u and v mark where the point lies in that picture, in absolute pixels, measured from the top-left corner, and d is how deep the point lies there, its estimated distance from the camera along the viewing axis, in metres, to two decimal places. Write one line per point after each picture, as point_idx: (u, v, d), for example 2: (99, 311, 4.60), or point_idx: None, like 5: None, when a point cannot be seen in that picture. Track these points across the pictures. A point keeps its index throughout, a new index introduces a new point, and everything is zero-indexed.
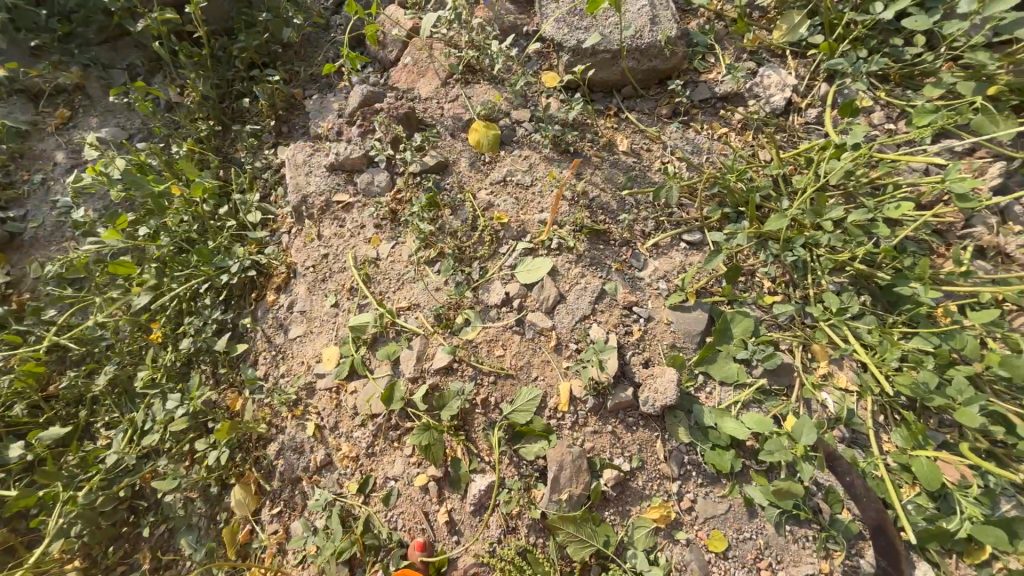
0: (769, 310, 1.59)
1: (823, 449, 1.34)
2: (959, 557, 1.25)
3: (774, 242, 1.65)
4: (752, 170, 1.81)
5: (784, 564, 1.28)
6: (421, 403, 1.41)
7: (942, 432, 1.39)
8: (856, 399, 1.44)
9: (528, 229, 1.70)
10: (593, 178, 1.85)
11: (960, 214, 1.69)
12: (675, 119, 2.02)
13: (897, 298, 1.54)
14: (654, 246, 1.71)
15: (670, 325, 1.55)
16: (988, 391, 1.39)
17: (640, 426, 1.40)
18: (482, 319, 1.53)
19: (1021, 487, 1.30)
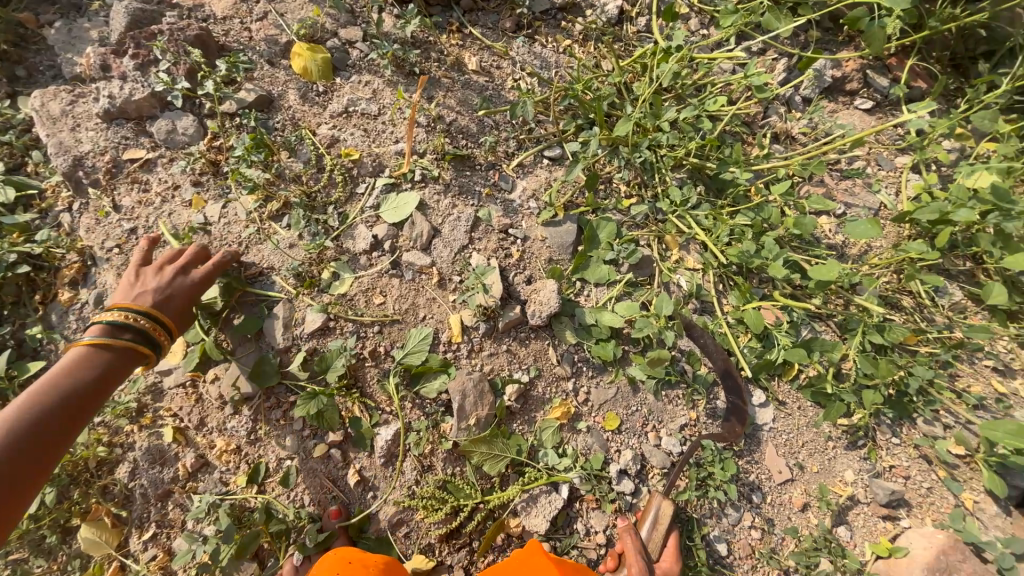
0: (627, 212, 1.73)
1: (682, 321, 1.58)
2: (780, 378, 1.60)
3: (625, 148, 1.76)
4: (597, 81, 1.86)
5: (665, 422, 1.50)
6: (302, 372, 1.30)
7: (763, 287, 1.70)
8: (702, 275, 1.69)
9: (385, 163, 1.54)
10: (447, 101, 1.73)
11: (759, 108, 1.99)
12: (519, 32, 1.94)
13: (723, 184, 1.78)
14: (519, 166, 1.69)
15: (545, 240, 1.59)
16: (789, 248, 1.73)
17: (532, 338, 1.46)
18: (352, 269, 1.41)
19: (813, 317, 1.69)
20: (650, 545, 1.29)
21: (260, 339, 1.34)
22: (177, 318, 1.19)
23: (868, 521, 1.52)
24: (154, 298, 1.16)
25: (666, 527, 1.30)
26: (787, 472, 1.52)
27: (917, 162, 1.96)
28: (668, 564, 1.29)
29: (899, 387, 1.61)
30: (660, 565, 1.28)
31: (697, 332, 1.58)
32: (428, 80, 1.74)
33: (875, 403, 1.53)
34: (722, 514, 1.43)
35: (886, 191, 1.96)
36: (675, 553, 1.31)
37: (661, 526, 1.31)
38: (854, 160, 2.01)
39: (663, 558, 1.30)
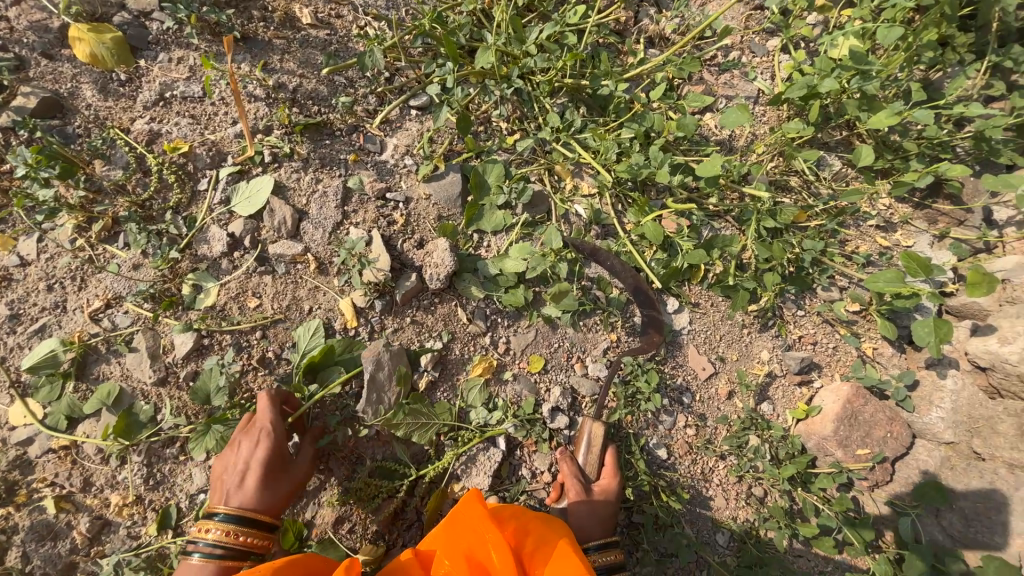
0: (513, 150, 1.64)
1: (587, 248, 1.55)
2: (690, 282, 1.63)
3: (495, 82, 1.64)
4: (452, 12, 1.70)
5: (589, 352, 1.51)
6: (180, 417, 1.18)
7: (660, 198, 1.70)
8: (599, 199, 1.66)
9: (224, 150, 1.35)
10: (285, 65, 1.52)
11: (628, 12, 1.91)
12: None
13: (604, 100, 1.72)
14: (385, 123, 1.54)
15: (430, 199, 1.48)
16: (679, 153, 1.72)
17: (437, 303, 1.40)
18: (214, 276, 1.25)
19: (711, 216, 1.72)
20: (586, 465, 1.32)
21: (127, 381, 1.20)
22: (273, 505, 1.12)
23: (787, 391, 1.64)
24: (245, 486, 1.09)
25: (599, 445, 1.33)
26: (710, 367, 1.59)
27: (786, 41, 1.97)
28: (608, 480, 1.32)
29: (796, 263, 1.70)
30: (600, 483, 1.31)
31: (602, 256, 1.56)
32: (255, 43, 1.50)
33: (776, 283, 1.60)
34: (657, 422, 1.49)
35: (762, 77, 1.98)
36: (614, 470, 1.34)
37: (594, 445, 1.34)
38: (729, 52, 2.00)
39: (602, 475, 1.33)
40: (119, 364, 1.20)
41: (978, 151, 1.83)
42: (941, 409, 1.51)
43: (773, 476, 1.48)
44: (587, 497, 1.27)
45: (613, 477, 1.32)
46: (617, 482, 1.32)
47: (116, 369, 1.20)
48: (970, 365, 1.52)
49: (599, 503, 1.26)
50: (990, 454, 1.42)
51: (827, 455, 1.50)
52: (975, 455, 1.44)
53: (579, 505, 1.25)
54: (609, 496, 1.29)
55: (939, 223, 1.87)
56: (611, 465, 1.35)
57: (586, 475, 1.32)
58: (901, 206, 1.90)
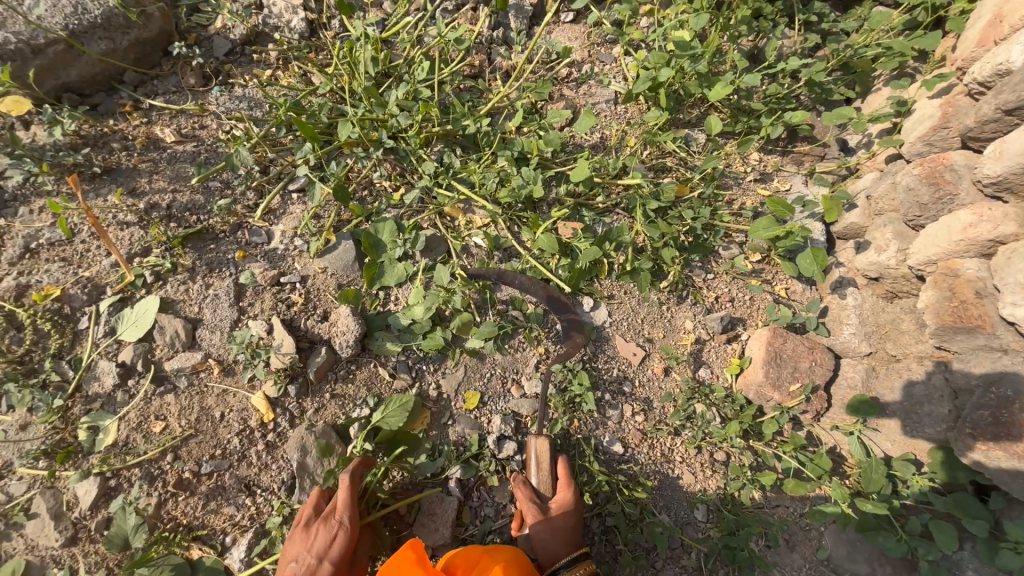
0: (400, 204, 1.70)
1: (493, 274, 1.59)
2: (599, 278, 1.71)
3: (367, 147, 1.73)
4: (314, 97, 1.80)
5: (521, 372, 1.52)
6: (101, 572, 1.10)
7: (550, 209, 1.79)
8: (494, 227, 1.74)
9: (102, 283, 1.34)
10: (156, 184, 1.55)
11: (480, 57, 2.11)
12: (212, 83, 1.80)
13: (475, 138, 1.84)
14: (268, 213, 1.58)
15: (326, 271, 1.51)
16: (556, 165, 1.83)
17: (355, 370, 1.38)
18: (111, 412, 1.20)
19: (601, 212, 1.83)
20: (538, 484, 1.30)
21: (34, 553, 1.10)
22: None
23: (719, 351, 1.70)
24: None
25: (547, 460, 1.33)
26: (640, 351, 1.63)
27: (626, 46, 2.20)
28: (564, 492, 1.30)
29: (691, 233, 1.81)
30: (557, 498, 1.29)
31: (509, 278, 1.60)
32: (120, 171, 1.54)
33: (675, 256, 1.70)
34: (605, 419, 1.51)
35: (616, 82, 2.19)
36: (569, 480, 1.32)
37: (542, 461, 1.33)
38: (582, 66, 2.23)
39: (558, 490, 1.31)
40: (20, 535, 1.11)
41: (815, 94, 2.04)
42: (852, 325, 1.59)
43: (726, 437, 1.51)
44: (546, 517, 1.24)
45: (570, 488, 1.31)
46: (573, 491, 1.30)
47: (19, 542, 1.11)
48: (865, 279, 1.63)
49: (558, 519, 1.24)
50: (903, 353, 1.48)
51: (768, 401, 1.55)
52: (893, 358, 1.51)
53: (538, 527, 1.23)
54: (568, 508, 1.26)
55: (805, 163, 2.05)
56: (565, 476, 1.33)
57: (542, 494, 1.30)
58: (769, 157, 2.08)
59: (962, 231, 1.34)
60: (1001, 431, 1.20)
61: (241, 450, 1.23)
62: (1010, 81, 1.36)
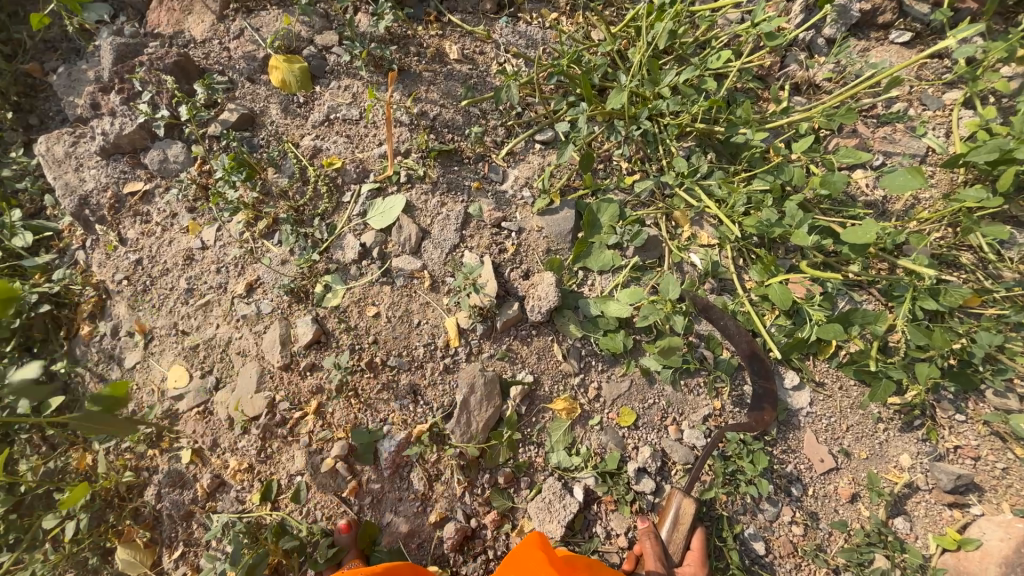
0: (630, 190, 1.61)
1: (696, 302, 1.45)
2: (816, 357, 1.44)
3: (621, 121, 1.63)
4: (588, 53, 1.74)
5: (686, 414, 1.39)
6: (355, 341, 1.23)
7: (788, 258, 1.54)
8: (718, 251, 1.55)
9: (369, 168, 1.50)
10: (430, 96, 1.65)
11: (775, 57, 1.81)
12: (501, 12, 1.84)
13: (737, 149, 1.62)
14: (510, 155, 1.61)
15: (541, 231, 1.50)
16: (818, 211, 1.55)
17: (535, 335, 1.39)
18: (343, 280, 1.38)
19: (849, 286, 1.52)
20: (673, 548, 1.23)
21: (262, 359, 1.35)
22: None
23: (931, 510, 1.35)
24: None
25: (689, 529, 1.24)
26: (830, 461, 1.37)
27: (970, 95, 1.70)
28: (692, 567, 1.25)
29: (962, 358, 1.41)
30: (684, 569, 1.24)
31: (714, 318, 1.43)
32: (408, 75, 1.66)
33: (931, 377, 1.34)
34: (757, 510, 1.32)
35: (934, 134, 1.72)
36: (700, 556, 1.26)
37: (683, 526, 1.24)
38: (893, 103, 1.78)
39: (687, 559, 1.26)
40: (255, 342, 1.36)
41: None
42: None
43: None
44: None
45: (701, 563, 1.26)
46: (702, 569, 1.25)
47: (253, 347, 1.36)
48: None
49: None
50: None
51: None
52: None
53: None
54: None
55: None
56: (697, 547, 1.27)
57: (671, 558, 1.24)
58: None
59: None
60: None
61: (421, 360, 1.33)
62: None
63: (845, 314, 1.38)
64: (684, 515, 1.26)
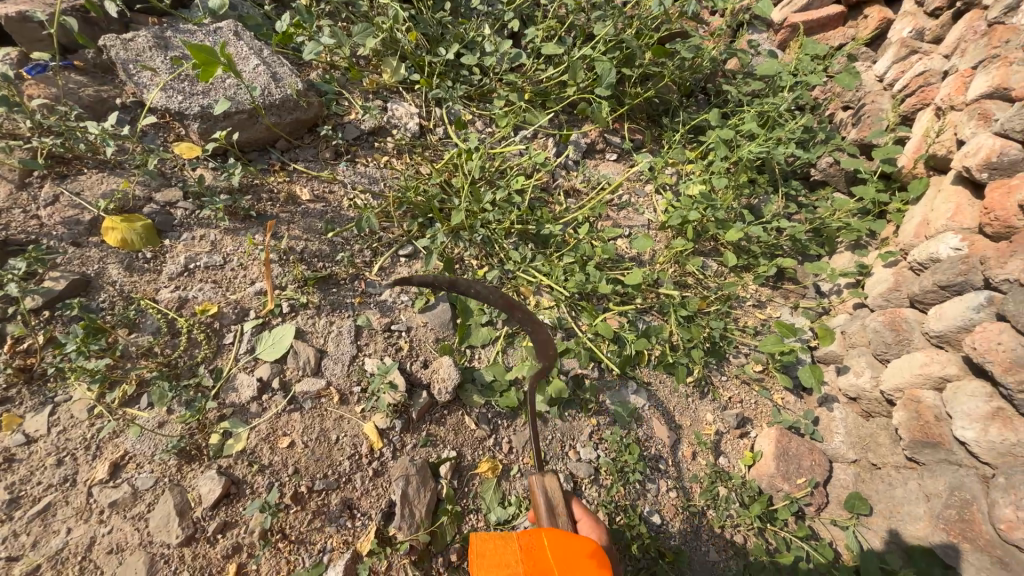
0: (484, 280, 2.06)
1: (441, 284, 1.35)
2: (640, 365, 2.03)
3: (463, 231, 2.12)
4: (422, 184, 2.22)
5: (576, 437, 1.77)
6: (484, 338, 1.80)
7: (601, 303, 2.19)
8: (557, 309, 2.08)
9: (247, 306, 1.55)
10: (292, 233, 1.84)
11: (549, 175, 2.64)
12: (340, 158, 2.20)
13: (546, 237, 2.26)
14: (381, 270, 1.88)
15: (427, 325, 1.77)
16: (607, 268, 2.27)
17: (447, 414, 1.58)
18: (244, 421, 1.34)
19: (642, 313, 2.22)
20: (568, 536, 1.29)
21: (149, 543, 1.16)
22: None
23: (734, 444, 2.00)
24: None
25: (567, 509, 1.33)
26: (673, 434, 1.92)
27: (657, 187, 2.81)
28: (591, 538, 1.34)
29: (710, 340, 2.21)
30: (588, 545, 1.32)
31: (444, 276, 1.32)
32: (266, 217, 1.83)
33: (701, 357, 2.08)
34: (644, 491, 1.75)
35: (649, 211, 2.75)
36: (591, 523, 1.37)
37: (562, 509, 1.33)
38: (622, 195, 2.80)
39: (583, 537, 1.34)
40: (136, 528, 1.17)
41: (797, 247, 2.60)
42: (841, 435, 1.97)
43: (744, 518, 1.78)
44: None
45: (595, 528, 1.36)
46: (599, 533, 1.36)
47: (133, 536, 1.16)
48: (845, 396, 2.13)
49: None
50: (882, 462, 1.86)
51: (776, 492, 1.83)
52: (874, 466, 1.87)
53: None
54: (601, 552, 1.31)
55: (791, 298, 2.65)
56: (584, 520, 1.38)
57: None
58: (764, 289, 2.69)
59: (920, 366, 1.80)
60: (967, 526, 1.56)
61: (349, 473, 1.37)
62: (940, 266, 1.93)
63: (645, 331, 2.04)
64: (556, 499, 1.35)
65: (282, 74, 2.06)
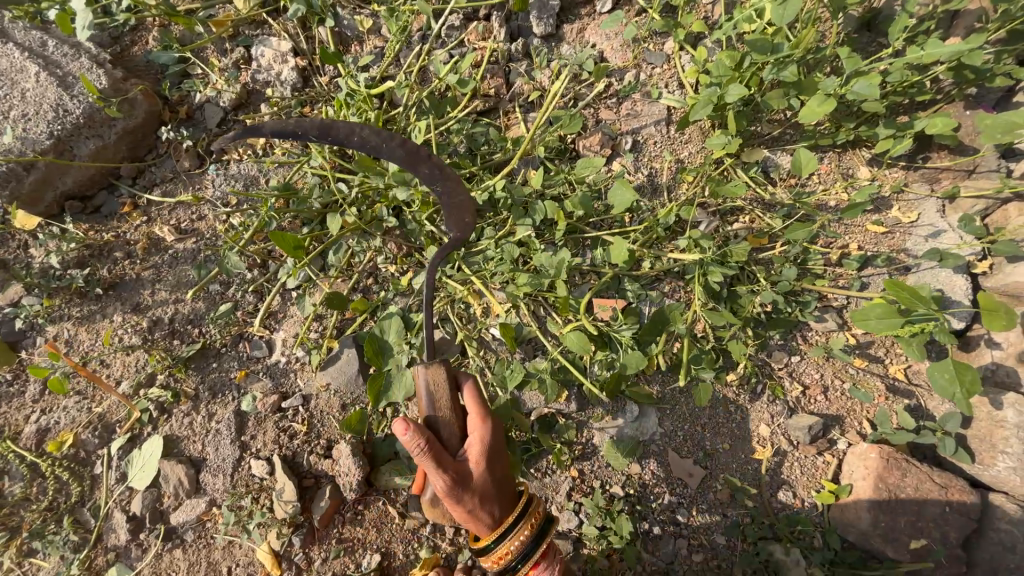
0: (411, 289, 1.50)
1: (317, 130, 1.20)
2: (645, 376, 1.39)
3: (370, 227, 1.50)
4: (307, 170, 1.59)
5: (548, 498, 1.34)
6: (409, 387, 1.34)
7: (583, 284, 1.49)
8: (515, 312, 1.45)
9: (112, 421, 1.32)
10: (158, 296, 1.47)
11: (499, 80, 1.73)
12: (207, 161, 1.66)
13: (492, 201, 1.53)
14: (269, 318, 1.46)
15: (329, 388, 1.37)
16: (588, 227, 1.50)
17: (363, 511, 1.29)
18: (129, 567, 1.22)
19: (651, 286, 1.48)
20: (446, 438, 1.08)
21: None
22: None
23: (806, 465, 1.34)
24: None
25: (447, 399, 1.08)
26: (699, 470, 1.33)
27: (682, 41, 1.68)
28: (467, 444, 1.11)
29: (770, 306, 1.44)
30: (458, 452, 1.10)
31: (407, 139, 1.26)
32: (125, 285, 1.48)
33: (746, 350, 1.35)
34: (652, 555, 1.30)
35: (669, 92, 1.71)
36: (478, 417, 1.12)
37: (443, 404, 1.08)
38: (623, 74, 1.75)
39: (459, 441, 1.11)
40: None
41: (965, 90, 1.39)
42: (1010, 456, 1.19)
43: None
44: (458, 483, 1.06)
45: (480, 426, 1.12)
46: (487, 432, 1.12)
47: None
48: None
49: (477, 477, 1.09)
50: None
51: (873, 549, 1.22)
52: None
53: (459, 492, 1.05)
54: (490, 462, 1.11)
55: (942, 183, 1.55)
56: (471, 417, 1.13)
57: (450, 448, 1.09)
58: (885, 176, 1.60)
59: None
60: None
61: None
62: None
63: (655, 319, 1.35)
64: (440, 390, 1.09)
65: (73, 73, 1.50)
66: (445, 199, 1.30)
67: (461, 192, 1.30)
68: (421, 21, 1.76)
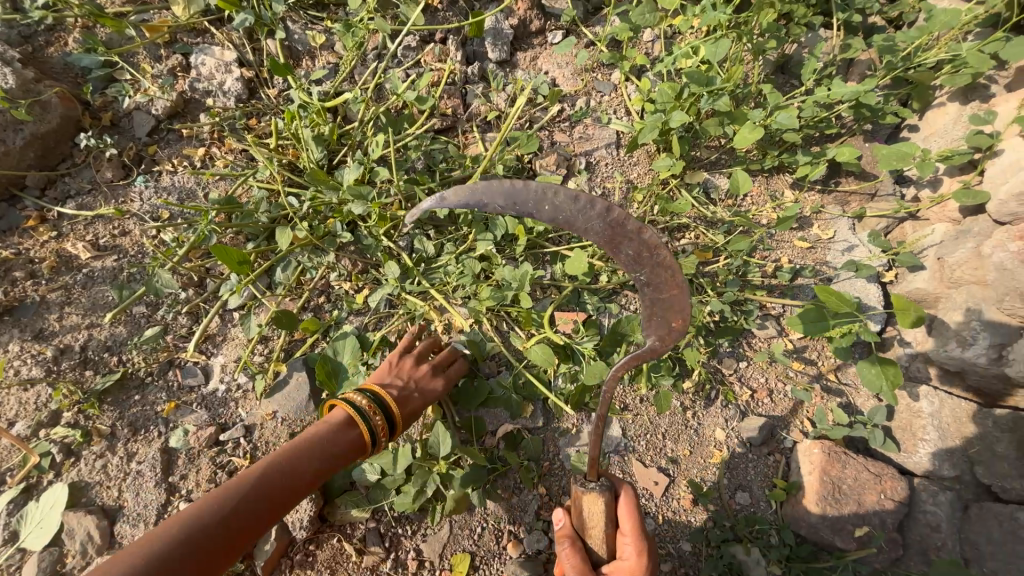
0: (367, 308, 1.44)
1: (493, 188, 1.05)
2: (608, 386, 1.41)
3: (323, 242, 1.43)
4: (252, 183, 1.50)
5: (518, 520, 1.28)
6: None
7: (545, 298, 1.50)
8: (478, 327, 1.43)
9: (1, 469, 1.12)
10: (68, 321, 1.29)
11: (456, 100, 1.76)
12: (134, 173, 1.51)
13: (451, 217, 1.53)
14: (206, 341, 1.32)
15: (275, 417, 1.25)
16: (549, 242, 1.52)
17: (315, 551, 1.17)
18: None
19: (609, 299, 1.52)
20: (591, 535, 1.07)
21: None
22: None
23: (759, 466, 1.41)
24: None
25: (607, 526, 1.04)
26: (663, 479, 1.35)
27: (627, 72, 1.81)
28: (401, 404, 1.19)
29: (717, 316, 1.54)
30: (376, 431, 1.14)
31: (649, 233, 0.97)
32: (25, 309, 1.28)
33: (699, 357, 1.41)
34: None
35: (617, 117, 1.82)
36: (625, 519, 1.06)
37: (601, 532, 1.05)
38: (574, 100, 1.84)
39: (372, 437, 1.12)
40: None
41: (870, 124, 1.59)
42: (928, 443, 1.36)
43: None
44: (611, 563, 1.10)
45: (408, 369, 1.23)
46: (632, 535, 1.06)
47: None
48: (941, 369, 1.42)
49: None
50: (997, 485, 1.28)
51: (823, 541, 1.29)
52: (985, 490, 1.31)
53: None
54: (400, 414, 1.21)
55: (851, 204, 1.76)
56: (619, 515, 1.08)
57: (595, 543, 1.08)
58: (807, 197, 1.78)
59: None
60: None
61: None
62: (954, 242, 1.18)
63: (615, 329, 1.37)
64: (594, 517, 1.05)
65: None
66: (650, 292, 1.01)
67: (677, 292, 0.99)
68: (376, 40, 1.75)
